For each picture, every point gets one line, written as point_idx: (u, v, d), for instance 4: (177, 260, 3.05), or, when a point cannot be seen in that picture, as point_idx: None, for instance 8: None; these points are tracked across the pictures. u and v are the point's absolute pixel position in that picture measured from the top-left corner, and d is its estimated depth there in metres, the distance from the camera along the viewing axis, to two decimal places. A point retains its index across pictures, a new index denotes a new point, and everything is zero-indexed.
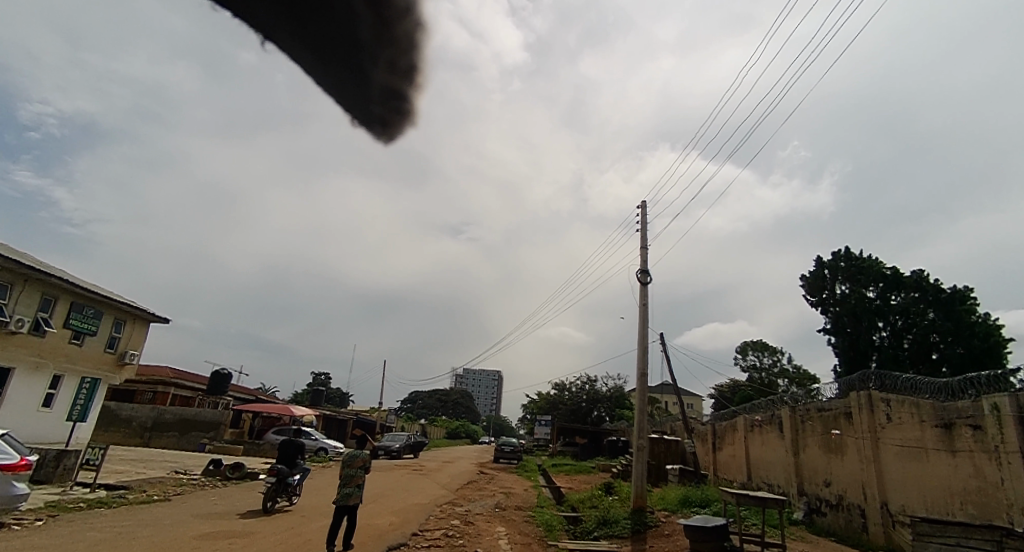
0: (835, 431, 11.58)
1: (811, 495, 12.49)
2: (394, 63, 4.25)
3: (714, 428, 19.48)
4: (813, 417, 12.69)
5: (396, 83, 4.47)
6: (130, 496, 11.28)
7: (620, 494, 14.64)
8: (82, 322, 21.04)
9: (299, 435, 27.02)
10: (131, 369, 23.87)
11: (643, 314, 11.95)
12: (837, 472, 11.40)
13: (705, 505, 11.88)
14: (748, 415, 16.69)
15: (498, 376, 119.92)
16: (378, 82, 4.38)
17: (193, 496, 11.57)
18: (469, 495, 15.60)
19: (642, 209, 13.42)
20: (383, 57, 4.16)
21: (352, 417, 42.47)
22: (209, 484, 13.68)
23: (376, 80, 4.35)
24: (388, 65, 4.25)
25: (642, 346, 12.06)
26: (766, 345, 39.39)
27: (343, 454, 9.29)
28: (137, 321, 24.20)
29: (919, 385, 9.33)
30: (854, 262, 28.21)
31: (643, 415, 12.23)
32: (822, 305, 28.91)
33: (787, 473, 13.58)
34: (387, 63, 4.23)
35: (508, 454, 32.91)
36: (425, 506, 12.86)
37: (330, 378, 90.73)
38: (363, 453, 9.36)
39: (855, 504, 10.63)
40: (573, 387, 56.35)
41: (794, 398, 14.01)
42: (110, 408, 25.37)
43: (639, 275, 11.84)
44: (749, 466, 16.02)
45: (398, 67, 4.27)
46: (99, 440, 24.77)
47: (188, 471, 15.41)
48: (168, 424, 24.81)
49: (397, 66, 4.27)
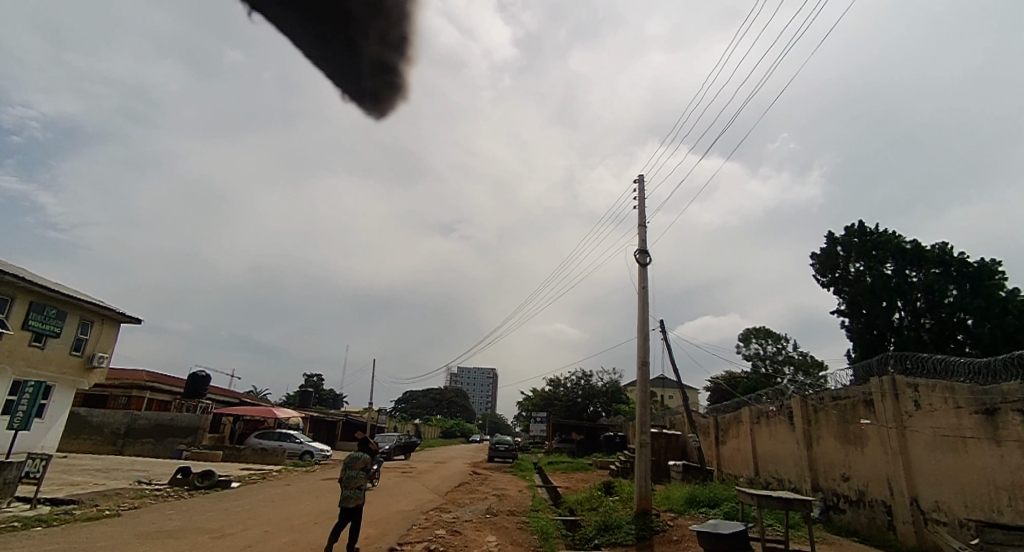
0: (866, 420, 10.23)
1: (827, 491, 11.52)
2: (388, 35, 3.69)
3: (715, 421, 18.59)
4: (828, 406, 11.74)
5: (390, 58, 3.84)
6: (76, 512, 10.12)
7: (621, 494, 13.65)
8: (43, 323, 19.76)
9: (283, 439, 25.82)
10: (100, 373, 22.60)
11: (642, 298, 10.95)
12: (857, 464, 10.46)
13: (714, 505, 10.94)
14: (753, 406, 15.75)
15: (491, 374, 119.29)
16: (371, 56, 3.73)
17: (147, 511, 10.44)
18: (458, 499, 14.60)
19: (638, 183, 12.38)
20: (376, 27, 3.60)
21: (342, 419, 41.27)
22: (173, 496, 12.50)
23: (367, 53, 3.69)
24: (379, 37, 3.66)
25: (643, 331, 11.03)
26: (770, 332, 38.54)
27: (345, 455, 8.86)
28: (105, 322, 22.95)
29: (950, 367, 8.37)
30: (868, 237, 27.47)
31: (646, 410, 11.12)
32: (837, 284, 28.20)
33: (800, 468, 12.63)
34: (382, 35, 3.65)
35: (501, 453, 31.87)
36: (409, 514, 11.77)
37: (320, 381, 88.85)
38: (364, 456, 9.01)
39: (879, 500, 9.68)
40: (568, 383, 55.46)
41: (805, 385, 13.01)
42: (80, 415, 23.96)
43: (636, 256, 10.79)
44: (756, 461, 15.08)
45: (391, 41, 3.72)
46: (68, 448, 23.35)
47: (153, 482, 14.18)
48: (142, 430, 23.55)
49: (388, 40, 3.70)
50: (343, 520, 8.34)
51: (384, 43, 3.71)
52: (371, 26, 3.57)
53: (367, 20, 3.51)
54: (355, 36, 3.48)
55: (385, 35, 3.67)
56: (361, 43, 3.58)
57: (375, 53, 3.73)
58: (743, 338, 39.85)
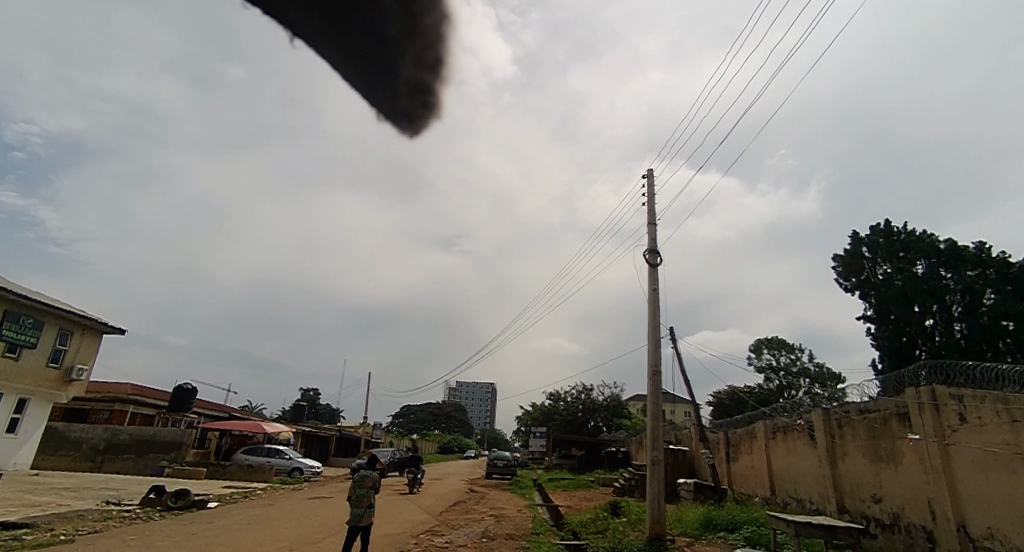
0: (913, 435, 8.90)
1: (855, 513, 10.53)
2: (424, 56, 3.31)
3: (725, 437, 17.60)
4: (853, 420, 10.82)
5: (426, 79, 3.48)
6: (28, 536, 9.09)
7: (629, 516, 12.63)
8: (17, 333, 18.89)
9: (272, 454, 24.72)
10: (80, 386, 21.63)
11: (653, 300, 10.05)
12: (890, 484, 9.52)
13: (733, 529, 9.99)
14: (768, 420, 14.83)
15: (490, 389, 117.79)
16: (407, 77, 3.43)
17: (108, 535, 9.42)
18: (453, 521, 13.53)
19: (647, 178, 11.63)
20: (412, 50, 3.26)
21: (335, 434, 40.03)
22: (143, 517, 11.46)
23: (403, 75, 3.40)
24: (415, 59, 3.32)
25: (654, 338, 10.15)
26: (784, 343, 37.44)
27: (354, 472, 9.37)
28: (87, 333, 22.05)
29: (1005, 374, 7.45)
30: (895, 238, 26.77)
31: (658, 423, 10.22)
32: (862, 287, 27.44)
33: (822, 487, 11.66)
34: (417, 57, 3.30)
35: (500, 470, 30.67)
36: (398, 538, 10.79)
37: (317, 395, 87.23)
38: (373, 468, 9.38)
39: (918, 524, 8.73)
40: (568, 398, 54.11)
41: (829, 395, 11.98)
42: (58, 429, 22.79)
43: (646, 255, 9.89)
44: (772, 479, 14.09)
45: (427, 62, 3.35)
46: (44, 465, 22.19)
47: (123, 502, 13.13)
48: (123, 446, 22.46)
49: (426, 61, 3.35)
50: (354, 534, 8.76)
51: (419, 65, 3.36)
52: (407, 50, 3.23)
53: (402, 43, 3.17)
54: (392, 58, 3.21)
55: (421, 56, 3.31)
56: (397, 64, 3.26)
57: (411, 75, 3.41)
58: (754, 349, 38.89)
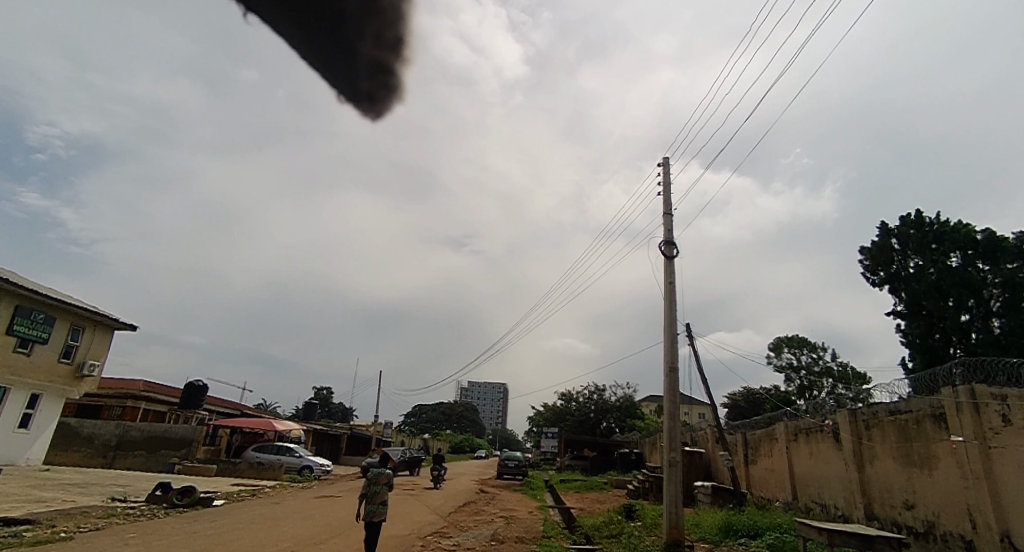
0: (955, 438, 8.24)
1: (885, 520, 9.97)
2: (384, 35, 3.19)
3: (744, 438, 17.03)
4: (882, 420, 10.24)
5: (386, 59, 3.31)
6: (26, 533, 8.86)
7: (644, 520, 12.16)
8: (29, 328, 18.94)
9: (281, 452, 24.60)
10: (92, 381, 21.69)
11: (669, 294, 9.61)
12: (925, 491, 8.95)
13: (755, 535, 9.51)
14: (789, 420, 14.27)
15: (502, 389, 117.54)
16: (367, 57, 3.23)
17: (106, 533, 9.18)
18: (461, 522, 13.19)
19: (663, 166, 11.18)
20: (371, 25, 3.09)
21: (346, 432, 39.98)
22: (147, 515, 11.27)
23: (363, 54, 3.20)
24: (375, 37, 3.16)
25: (671, 334, 9.69)
26: (805, 341, 36.60)
27: (368, 469, 9.28)
28: (98, 328, 22.10)
29: None
30: (928, 229, 25.78)
31: (675, 423, 9.73)
32: (892, 281, 26.51)
33: (848, 493, 11.10)
34: (376, 33, 3.14)
35: (511, 470, 30.29)
36: (405, 539, 10.48)
37: (329, 394, 87.61)
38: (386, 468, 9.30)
39: (955, 533, 8.19)
40: (580, 398, 53.51)
41: (857, 395, 11.34)
42: (70, 425, 22.88)
43: (662, 247, 9.43)
44: (794, 483, 13.55)
45: (386, 39, 3.19)
46: (56, 461, 22.26)
47: (129, 499, 12.95)
48: (134, 442, 22.48)
49: (385, 38, 3.20)
50: (368, 533, 8.69)
51: (378, 43, 3.20)
52: (364, 24, 3.06)
53: (361, 18, 3.02)
54: (349, 37, 3.02)
55: (382, 32, 3.16)
56: (355, 42, 3.09)
57: (371, 54, 3.23)
58: (774, 347, 38.02)
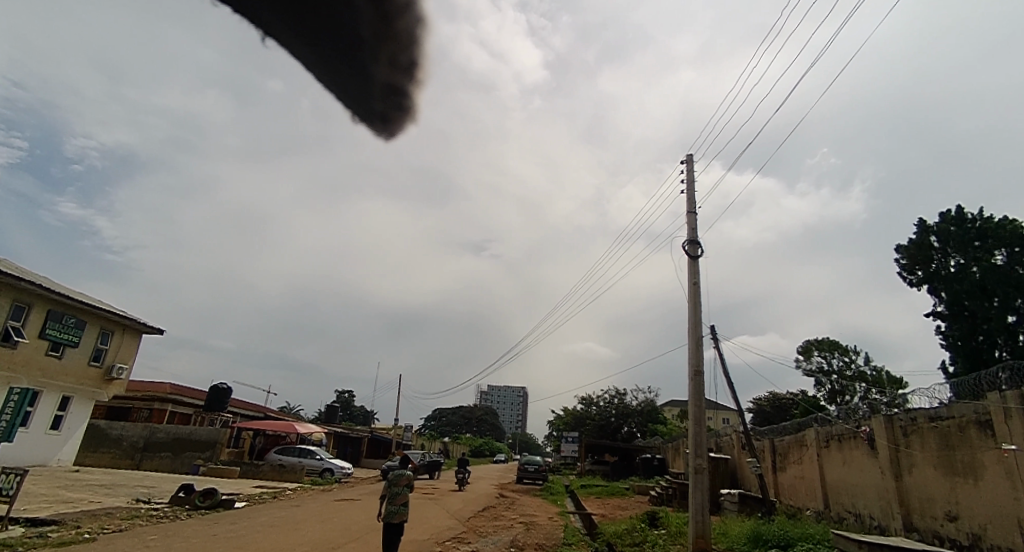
0: (1004, 446, 7.76)
1: (925, 532, 9.47)
2: (399, 59, 3.12)
3: (772, 444, 16.51)
4: (921, 427, 9.75)
5: (400, 81, 3.26)
6: (51, 535, 8.96)
7: (668, 528, 11.80)
8: (60, 332, 19.42)
9: (303, 455, 24.78)
10: (120, 384, 22.15)
11: (694, 294, 9.30)
12: (970, 502, 8.45)
13: (786, 546, 9.12)
14: (820, 426, 13.76)
15: (522, 393, 117.21)
16: (381, 79, 3.18)
17: (128, 535, 9.24)
18: (480, 527, 13.00)
19: (686, 164, 10.91)
20: (387, 50, 3.03)
21: (367, 435, 40.19)
22: (170, 517, 11.37)
23: (377, 76, 3.15)
24: (391, 60, 3.10)
25: (695, 335, 9.39)
26: (836, 344, 35.51)
27: (387, 472, 9.15)
28: (126, 332, 22.58)
29: None
30: (970, 225, 24.73)
31: (700, 428, 9.41)
32: (931, 281, 25.51)
33: (885, 503, 10.60)
34: (392, 57, 3.07)
35: (531, 475, 30.02)
36: (424, 544, 10.34)
37: (350, 397, 88.44)
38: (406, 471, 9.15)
39: (1003, 547, 7.70)
40: (601, 403, 52.94)
41: (892, 399, 10.84)
42: (100, 427, 23.39)
43: (686, 247, 9.15)
44: (825, 491, 13.04)
45: (401, 64, 3.13)
46: (86, 462, 22.76)
47: (152, 500, 13.09)
48: (160, 444, 22.87)
49: (400, 62, 3.13)
50: (387, 536, 8.60)
51: (393, 66, 3.14)
52: (381, 50, 2.99)
53: (376, 44, 2.95)
54: (363, 59, 2.96)
55: (397, 56, 3.10)
56: (368, 65, 3.04)
57: (385, 77, 3.17)
58: (803, 351, 36.98)
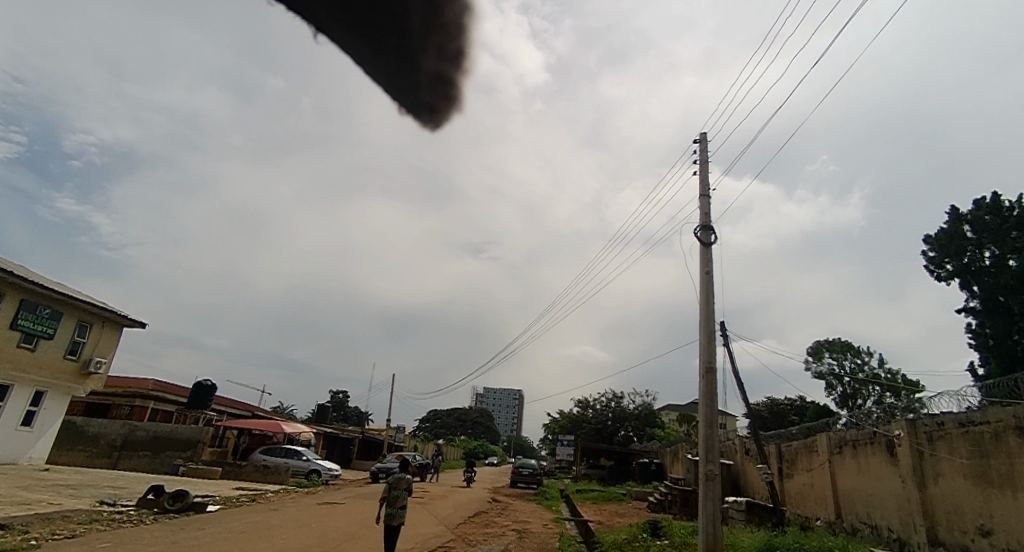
0: None
1: (953, 547, 8.68)
2: (448, 47, 2.30)
3: (779, 450, 15.74)
4: (950, 431, 8.96)
5: (451, 73, 2.46)
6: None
7: (672, 538, 10.99)
8: (33, 323, 18.50)
9: (289, 455, 23.90)
10: (98, 379, 21.22)
11: (705, 284, 8.51)
12: (1006, 515, 7.66)
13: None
14: (833, 432, 12.94)
15: (518, 396, 116.05)
16: (427, 71, 2.39)
17: (80, 540, 8.41)
18: (470, 535, 12.12)
19: (699, 143, 10.17)
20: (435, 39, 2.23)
21: (358, 435, 39.26)
22: (135, 521, 10.43)
23: (424, 68, 2.36)
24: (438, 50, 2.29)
25: (706, 330, 8.58)
26: (848, 346, 34.79)
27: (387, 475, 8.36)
28: (106, 325, 21.67)
29: None
30: (1005, 215, 23.82)
31: (712, 431, 8.64)
32: (962, 274, 24.77)
33: (905, 514, 9.83)
34: (439, 48, 2.28)
35: (525, 478, 29.12)
36: None
37: (344, 398, 87.61)
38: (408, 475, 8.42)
39: None
40: (598, 405, 52.09)
41: (913, 404, 10.04)
42: (77, 423, 22.46)
43: (699, 233, 8.35)
44: (838, 501, 12.24)
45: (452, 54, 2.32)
46: (61, 460, 21.83)
47: (119, 503, 12.19)
48: (140, 442, 21.93)
49: (451, 52, 2.32)
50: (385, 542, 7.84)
51: (443, 58, 2.34)
52: (428, 38, 2.20)
53: (421, 33, 2.18)
54: (409, 46, 2.19)
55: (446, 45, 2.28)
56: (414, 56, 2.26)
57: (432, 69, 2.38)
58: (814, 351, 36.24)
